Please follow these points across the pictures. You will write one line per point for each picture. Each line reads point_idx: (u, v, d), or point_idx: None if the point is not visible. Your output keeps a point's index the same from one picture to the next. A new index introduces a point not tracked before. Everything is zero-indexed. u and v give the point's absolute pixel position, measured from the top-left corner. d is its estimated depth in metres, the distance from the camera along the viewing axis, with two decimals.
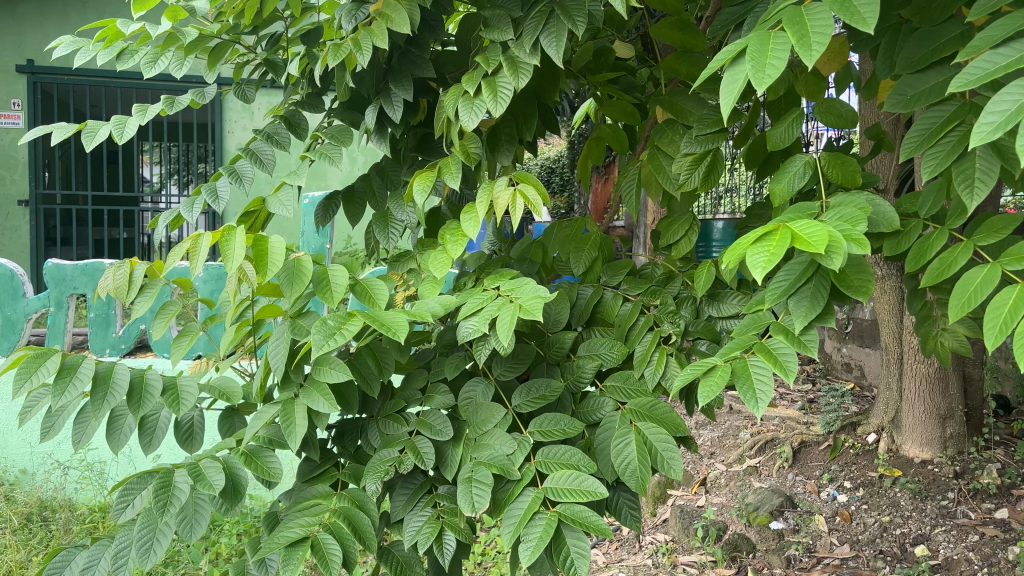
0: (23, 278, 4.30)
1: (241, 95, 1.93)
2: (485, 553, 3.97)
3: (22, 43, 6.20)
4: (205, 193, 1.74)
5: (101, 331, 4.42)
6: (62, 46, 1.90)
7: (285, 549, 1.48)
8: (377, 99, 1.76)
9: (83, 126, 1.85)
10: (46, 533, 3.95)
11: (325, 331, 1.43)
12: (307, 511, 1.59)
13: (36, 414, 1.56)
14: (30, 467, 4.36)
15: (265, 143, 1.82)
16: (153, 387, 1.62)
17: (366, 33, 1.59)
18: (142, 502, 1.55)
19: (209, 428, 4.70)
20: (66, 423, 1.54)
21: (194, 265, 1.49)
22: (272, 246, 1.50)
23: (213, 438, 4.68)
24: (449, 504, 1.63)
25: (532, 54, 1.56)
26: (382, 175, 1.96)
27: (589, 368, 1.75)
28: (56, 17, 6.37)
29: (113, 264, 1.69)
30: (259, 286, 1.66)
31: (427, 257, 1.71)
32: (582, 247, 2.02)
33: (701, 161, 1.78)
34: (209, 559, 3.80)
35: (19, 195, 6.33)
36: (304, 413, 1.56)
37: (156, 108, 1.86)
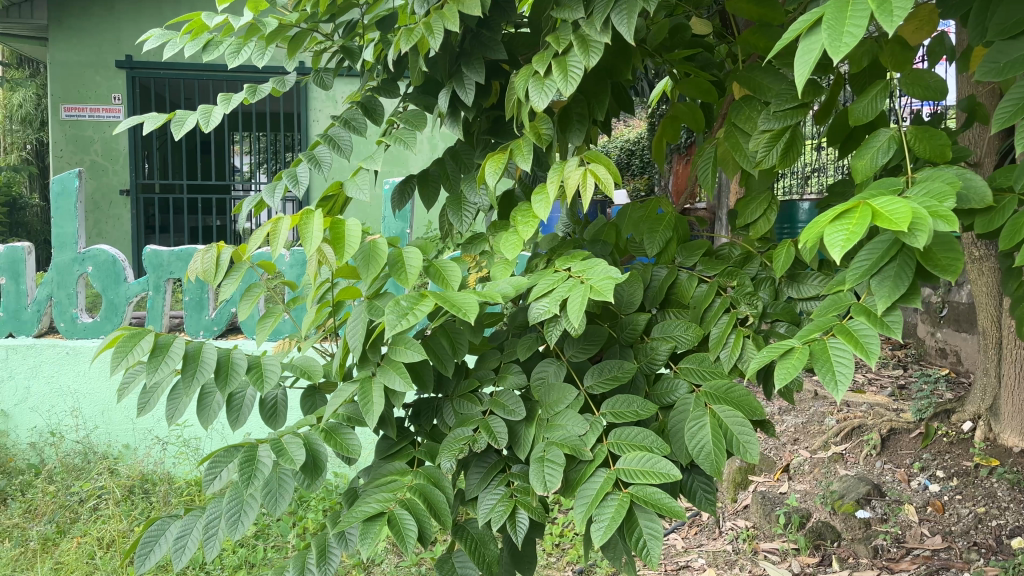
0: (122, 264, 4.41)
1: (319, 82, 1.96)
2: (563, 534, 4.00)
3: (120, 38, 7.14)
4: (285, 178, 1.79)
5: (195, 314, 4.62)
6: (152, 40, 1.96)
7: (363, 523, 1.54)
8: (450, 83, 1.76)
9: (173, 116, 1.92)
10: (146, 505, 4.04)
11: (398, 311, 1.46)
12: (383, 488, 1.64)
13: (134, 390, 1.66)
14: (132, 442, 4.53)
15: (343, 130, 1.85)
16: (238, 365, 1.72)
17: (439, 17, 1.58)
18: (229, 474, 1.61)
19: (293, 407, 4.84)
20: (161, 399, 1.63)
21: (274, 249, 1.54)
22: (349, 228, 1.55)
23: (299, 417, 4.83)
24: (522, 483, 1.65)
25: (603, 31, 1.53)
26: (455, 158, 1.95)
27: (663, 351, 1.74)
28: (151, 12, 7.22)
29: (201, 248, 1.79)
30: (337, 268, 1.72)
31: (499, 239, 1.72)
32: (656, 228, 1.96)
33: (779, 138, 1.72)
34: (297, 533, 3.90)
35: (119, 184, 7.21)
36: (381, 391, 1.61)
37: (240, 96, 1.91)
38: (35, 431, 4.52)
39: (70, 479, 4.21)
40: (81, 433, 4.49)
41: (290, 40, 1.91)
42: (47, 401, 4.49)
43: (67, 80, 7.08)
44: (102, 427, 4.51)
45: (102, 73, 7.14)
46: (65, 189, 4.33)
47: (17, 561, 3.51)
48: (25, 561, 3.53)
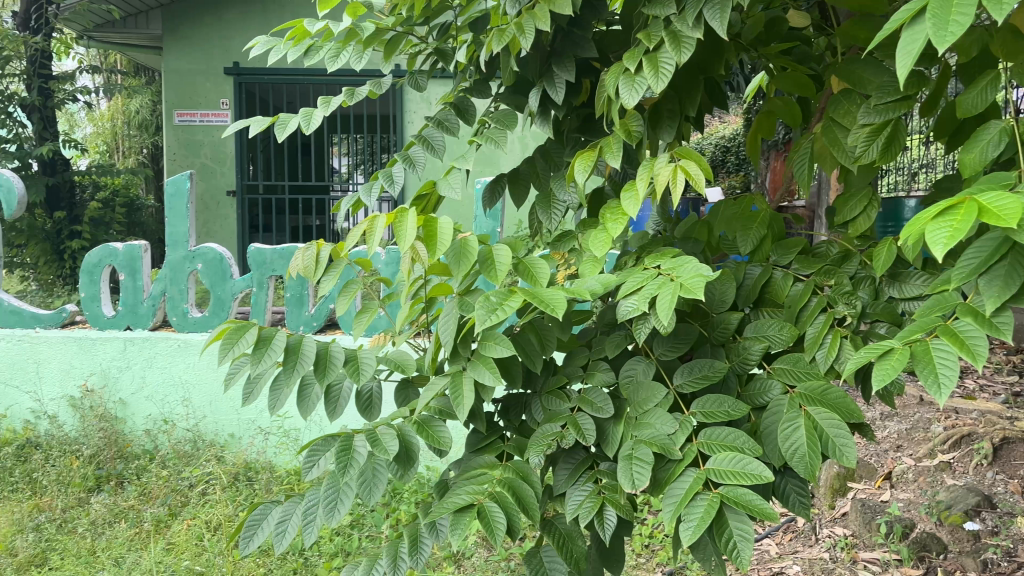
0: (228, 262, 4.63)
1: (414, 84, 2.01)
2: (653, 535, 3.96)
3: (229, 46, 7.70)
4: (382, 178, 1.85)
5: (296, 309, 4.80)
6: (259, 47, 2.06)
7: (454, 514, 1.59)
8: (541, 82, 1.77)
9: (277, 119, 2.01)
10: (250, 491, 4.19)
11: (488, 306, 1.48)
12: (473, 480, 1.69)
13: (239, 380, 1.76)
14: (237, 432, 4.72)
15: (436, 130, 1.90)
16: (336, 357, 1.79)
17: (530, 17, 1.60)
18: (325, 463, 1.68)
19: (387, 400, 4.97)
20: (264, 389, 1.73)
21: (370, 246, 1.59)
22: (441, 226, 1.58)
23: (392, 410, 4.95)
24: (610, 480, 1.66)
25: (695, 27, 1.52)
26: (546, 157, 1.94)
27: (756, 350, 1.71)
28: (257, 19, 7.74)
29: (302, 246, 1.88)
30: (430, 266, 1.77)
31: (588, 237, 1.73)
32: (749, 225, 1.93)
33: (880, 132, 1.66)
34: (391, 523, 3.97)
35: (226, 185, 7.78)
36: (471, 385, 1.65)
37: (339, 99, 1.98)
38: (150, 419, 4.74)
39: (180, 464, 4.40)
40: (191, 422, 4.70)
41: (386, 44, 1.97)
42: (161, 390, 4.71)
43: (181, 87, 7.68)
44: (210, 416, 4.72)
45: (211, 79, 7.69)
46: (178, 191, 4.61)
47: (135, 539, 3.65)
48: (140, 540, 3.64)
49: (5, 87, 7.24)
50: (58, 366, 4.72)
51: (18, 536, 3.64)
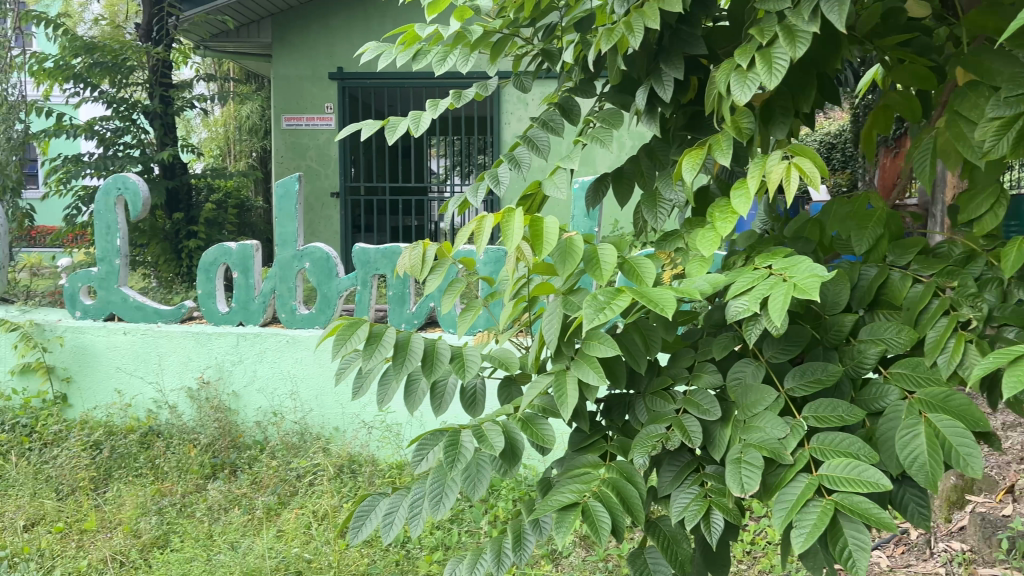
0: (334, 261, 4.79)
1: (519, 86, 2.03)
2: (755, 541, 3.86)
3: (334, 53, 8.23)
4: (488, 179, 1.88)
5: (398, 307, 4.92)
6: (369, 52, 2.13)
7: (558, 511, 1.60)
8: (648, 80, 1.76)
9: (387, 123, 2.07)
10: (354, 483, 4.31)
11: (596, 305, 1.49)
12: (578, 479, 1.69)
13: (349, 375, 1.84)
14: (342, 425, 4.87)
15: (541, 130, 1.91)
16: (442, 354, 1.83)
17: (639, 16, 1.60)
18: (434, 457, 1.72)
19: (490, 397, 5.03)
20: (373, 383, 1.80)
21: (478, 247, 1.61)
22: (547, 226, 1.60)
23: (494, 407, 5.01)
24: (717, 484, 1.63)
25: (810, 21, 1.49)
26: (651, 156, 1.92)
27: (872, 354, 1.65)
28: (360, 26, 8.24)
29: (408, 246, 1.97)
30: (534, 265, 1.80)
31: (695, 236, 1.71)
32: (864, 225, 1.86)
33: (1010, 126, 1.53)
34: (489, 519, 3.99)
35: (330, 187, 8.26)
36: (575, 384, 1.66)
37: (446, 102, 2.02)
38: (261, 411, 4.94)
39: (289, 455, 4.58)
40: (299, 414, 4.88)
41: (492, 47, 2.00)
42: (271, 383, 4.91)
43: (290, 93, 8.24)
44: (316, 410, 4.89)
45: (317, 85, 8.26)
46: (287, 192, 4.80)
47: (248, 525, 3.81)
48: (252, 526, 3.79)
49: (130, 96, 7.68)
50: (178, 359, 4.98)
51: (142, 517, 3.83)
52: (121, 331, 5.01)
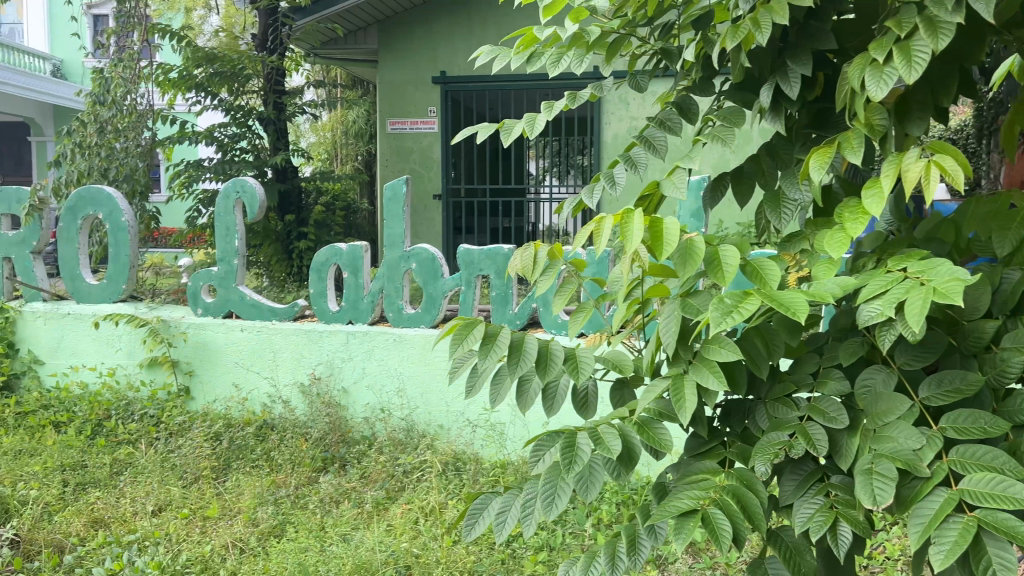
0: (440, 261, 4.89)
1: (635, 85, 2.01)
2: (873, 556, 3.70)
3: (436, 57, 8.52)
4: (603, 180, 1.87)
5: (500, 308, 4.93)
6: (483, 55, 2.19)
7: (676, 518, 1.58)
8: (774, 77, 1.71)
9: (502, 125, 2.08)
10: (460, 481, 4.36)
11: (723, 309, 1.45)
12: (696, 485, 1.66)
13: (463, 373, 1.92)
14: (447, 423, 4.95)
15: (658, 129, 1.88)
16: (556, 355, 1.89)
17: (766, 12, 1.56)
18: (551, 457, 1.73)
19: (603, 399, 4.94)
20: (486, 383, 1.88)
21: (597, 249, 1.60)
22: (668, 226, 1.58)
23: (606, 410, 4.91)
24: (845, 495, 1.57)
25: (954, 12, 1.42)
26: (772, 154, 1.87)
27: (1017, 363, 1.54)
28: (463, 30, 8.49)
29: (520, 248, 2.17)
30: (649, 267, 1.79)
31: (822, 237, 1.65)
32: (1007, 226, 1.75)
33: None
34: (593, 522, 3.91)
35: (432, 190, 8.58)
36: (693, 389, 1.63)
37: (561, 103, 2.02)
38: (369, 408, 5.06)
39: (396, 451, 4.66)
40: (406, 411, 4.98)
41: (608, 47, 2.00)
42: (380, 380, 5.03)
43: (394, 98, 8.58)
44: (422, 407, 4.98)
45: (420, 89, 8.56)
46: (396, 195, 4.99)
47: (359, 518, 3.92)
48: (363, 520, 3.89)
49: (247, 103, 8.03)
50: (291, 356, 5.17)
51: (260, 507, 3.99)
52: (239, 328, 5.25)
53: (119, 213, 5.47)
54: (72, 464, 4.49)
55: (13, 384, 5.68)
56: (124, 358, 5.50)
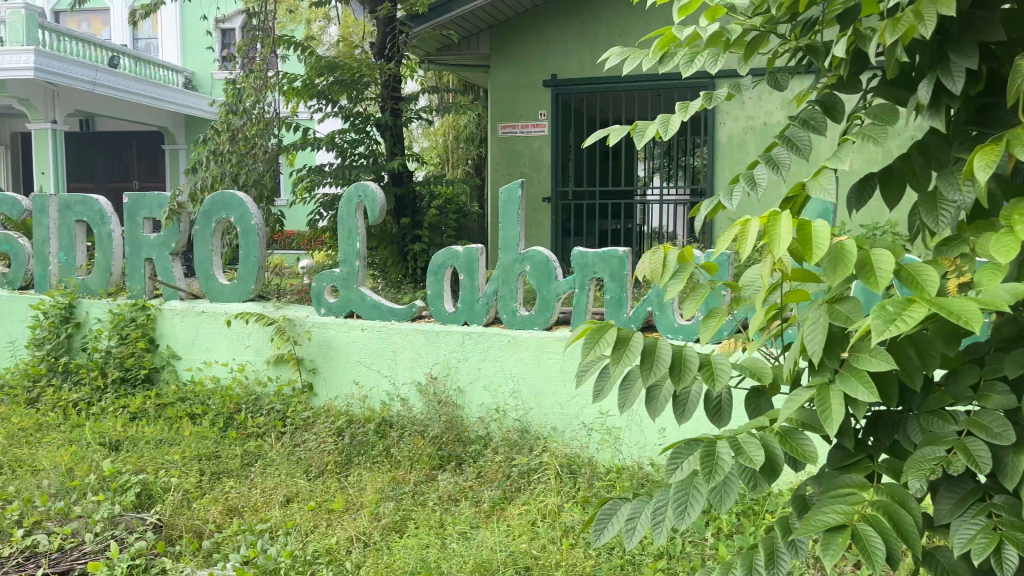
0: (554, 264, 4.91)
1: (775, 84, 1.95)
2: None
3: (547, 61, 8.58)
4: (743, 182, 1.83)
5: (615, 311, 4.82)
6: (614, 58, 2.28)
7: (824, 533, 1.52)
8: (933, 72, 1.62)
9: (634, 127, 2.06)
10: (575, 484, 4.32)
11: (884, 317, 1.38)
12: (841, 499, 1.60)
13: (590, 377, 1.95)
14: (560, 426, 4.94)
15: (801, 129, 1.82)
16: (691, 361, 1.88)
17: (930, 3, 1.50)
18: (689, 466, 1.71)
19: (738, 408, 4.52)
20: (614, 388, 1.91)
21: (742, 254, 1.56)
22: (816, 229, 1.52)
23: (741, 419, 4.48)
24: (1010, 518, 1.46)
25: None
26: (925, 154, 1.76)
27: None
28: (574, 33, 8.51)
29: (652, 250, 2.21)
30: (791, 273, 1.74)
31: (986, 241, 1.55)
32: None
33: None
34: (712, 532, 3.75)
35: (542, 193, 8.69)
36: (842, 400, 1.56)
37: (696, 104, 1.98)
38: (484, 408, 5.12)
39: (512, 452, 4.66)
40: (520, 413, 5.00)
41: (746, 46, 1.96)
42: (495, 381, 5.08)
43: (505, 102, 8.70)
44: (536, 409, 4.99)
45: (531, 93, 8.65)
46: (511, 198, 5.04)
47: (477, 517, 3.95)
48: (482, 520, 3.93)
49: (366, 109, 8.31)
50: (409, 355, 5.30)
51: (381, 502, 4.10)
52: (359, 327, 5.43)
53: (249, 217, 5.75)
54: (206, 455, 4.74)
55: (153, 378, 6.01)
56: (253, 355, 5.77)
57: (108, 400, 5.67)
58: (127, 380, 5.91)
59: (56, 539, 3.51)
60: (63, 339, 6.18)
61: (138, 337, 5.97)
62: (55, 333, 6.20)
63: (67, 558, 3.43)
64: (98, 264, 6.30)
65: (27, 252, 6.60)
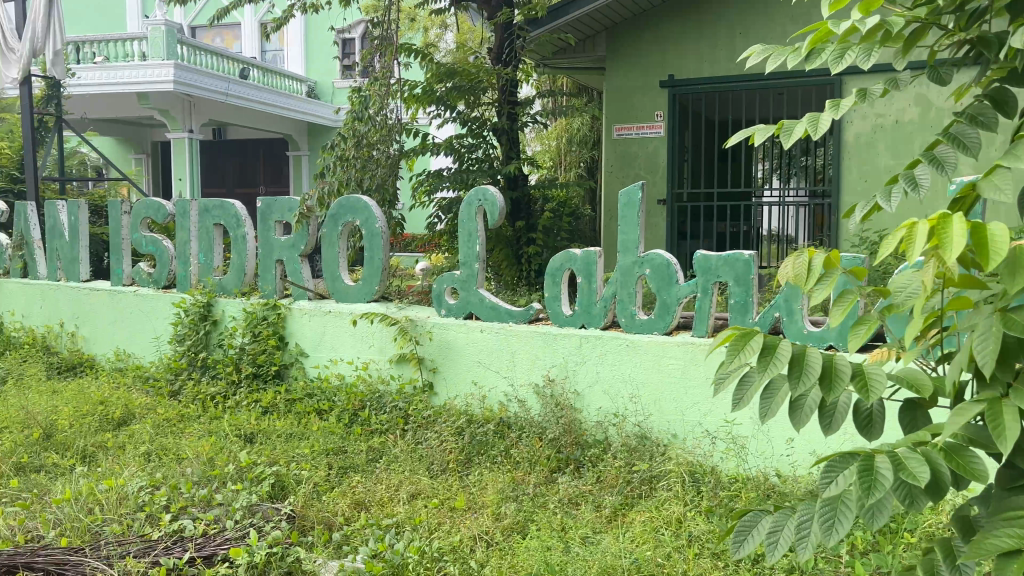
0: (675, 267, 4.83)
1: (936, 80, 1.86)
2: None
3: (665, 62, 8.46)
4: (904, 183, 1.74)
5: (740, 317, 4.68)
6: (755, 55, 2.21)
7: (999, 559, 1.41)
8: None
9: (780, 126, 2.00)
10: (699, 492, 4.22)
11: None
12: (1015, 524, 1.48)
13: (731, 385, 1.92)
14: (681, 433, 4.85)
15: (969, 126, 1.71)
16: (843, 371, 1.82)
17: None
18: (843, 481, 1.66)
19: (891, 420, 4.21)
20: (756, 397, 1.87)
21: (910, 258, 1.48)
22: (993, 232, 1.43)
23: (895, 433, 4.18)
24: None
25: None
26: None
27: None
28: (693, 32, 8.35)
29: (796, 254, 2.14)
30: (955, 279, 1.64)
31: None
32: None
33: None
34: (847, 549, 3.58)
35: (658, 195, 8.54)
36: (1019, 416, 1.45)
37: (847, 102, 1.91)
38: (602, 412, 5.08)
39: (632, 457, 4.61)
40: (640, 418, 4.93)
41: (905, 41, 1.88)
42: (615, 385, 5.03)
43: (621, 104, 8.63)
44: (656, 415, 4.92)
45: (648, 95, 8.55)
46: (631, 201, 5.00)
47: (598, 522, 3.92)
48: (603, 525, 3.89)
49: (483, 115, 8.34)
50: (527, 356, 5.33)
51: (503, 502, 4.13)
52: (478, 329, 5.50)
53: (373, 220, 5.92)
54: (334, 450, 4.91)
55: (282, 374, 6.26)
56: (376, 354, 5.95)
57: (242, 394, 5.97)
58: (260, 375, 6.19)
59: (200, 525, 3.70)
60: (201, 336, 6.54)
61: (269, 334, 6.25)
62: (194, 330, 6.57)
63: (211, 543, 3.57)
64: (233, 265, 6.65)
65: (169, 254, 7.03)
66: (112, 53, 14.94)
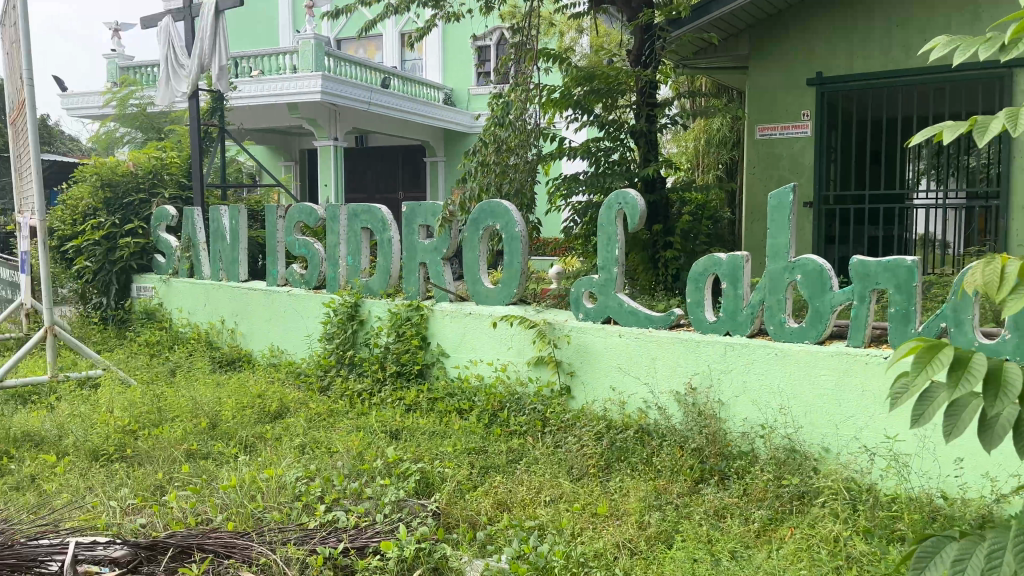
0: (829, 273, 4.60)
1: None
2: None
3: (813, 58, 8.10)
4: None
5: (901, 327, 4.40)
6: (939, 48, 2.07)
7: None
8: None
9: (972, 122, 1.87)
10: (855, 510, 4.00)
11: None
12: None
13: (911, 401, 1.81)
14: (834, 447, 4.62)
15: None
16: None
17: None
18: None
19: None
20: (943, 417, 1.77)
21: None
22: None
23: None
24: None
25: None
26: None
27: None
28: (844, 26, 7.94)
29: (986, 261, 1.99)
30: None
31: None
32: None
33: None
34: None
35: (805, 197, 8.19)
36: None
37: None
38: (747, 423, 4.91)
39: (783, 471, 4.42)
40: (790, 430, 4.73)
41: None
42: (763, 395, 4.85)
43: (765, 104, 8.34)
44: (807, 427, 4.70)
45: (794, 93, 8.22)
46: (781, 203, 4.79)
47: (747, 537, 3.79)
48: (752, 540, 3.75)
49: (620, 117, 8.25)
50: (668, 363, 5.22)
51: (646, 511, 4.07)
52: (617, 333, 5.44)
53: (513, 224, 5.98)
54: (476, 449, 4.98)
55: (424, 373, 6.43)
56: (515, 356, 6.00)
57: (386, 392, 6.17)
58: (403, 374, 6.38)
59: (353, 517, 3.84)
60: (349, 335, 6.81)
61: (413, 335, 6.45)
62: (342, 329, 6.85)
63: (363, 535, 3.70)
64: (379, 267, 6.89)
65: (320, 256, 7.38)
66: (266, 67, 15.83)
